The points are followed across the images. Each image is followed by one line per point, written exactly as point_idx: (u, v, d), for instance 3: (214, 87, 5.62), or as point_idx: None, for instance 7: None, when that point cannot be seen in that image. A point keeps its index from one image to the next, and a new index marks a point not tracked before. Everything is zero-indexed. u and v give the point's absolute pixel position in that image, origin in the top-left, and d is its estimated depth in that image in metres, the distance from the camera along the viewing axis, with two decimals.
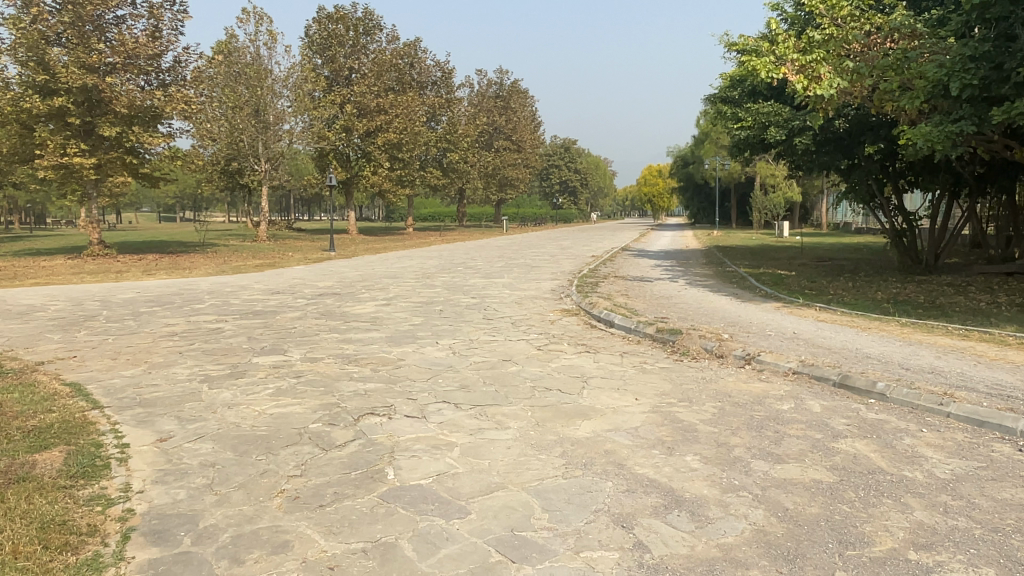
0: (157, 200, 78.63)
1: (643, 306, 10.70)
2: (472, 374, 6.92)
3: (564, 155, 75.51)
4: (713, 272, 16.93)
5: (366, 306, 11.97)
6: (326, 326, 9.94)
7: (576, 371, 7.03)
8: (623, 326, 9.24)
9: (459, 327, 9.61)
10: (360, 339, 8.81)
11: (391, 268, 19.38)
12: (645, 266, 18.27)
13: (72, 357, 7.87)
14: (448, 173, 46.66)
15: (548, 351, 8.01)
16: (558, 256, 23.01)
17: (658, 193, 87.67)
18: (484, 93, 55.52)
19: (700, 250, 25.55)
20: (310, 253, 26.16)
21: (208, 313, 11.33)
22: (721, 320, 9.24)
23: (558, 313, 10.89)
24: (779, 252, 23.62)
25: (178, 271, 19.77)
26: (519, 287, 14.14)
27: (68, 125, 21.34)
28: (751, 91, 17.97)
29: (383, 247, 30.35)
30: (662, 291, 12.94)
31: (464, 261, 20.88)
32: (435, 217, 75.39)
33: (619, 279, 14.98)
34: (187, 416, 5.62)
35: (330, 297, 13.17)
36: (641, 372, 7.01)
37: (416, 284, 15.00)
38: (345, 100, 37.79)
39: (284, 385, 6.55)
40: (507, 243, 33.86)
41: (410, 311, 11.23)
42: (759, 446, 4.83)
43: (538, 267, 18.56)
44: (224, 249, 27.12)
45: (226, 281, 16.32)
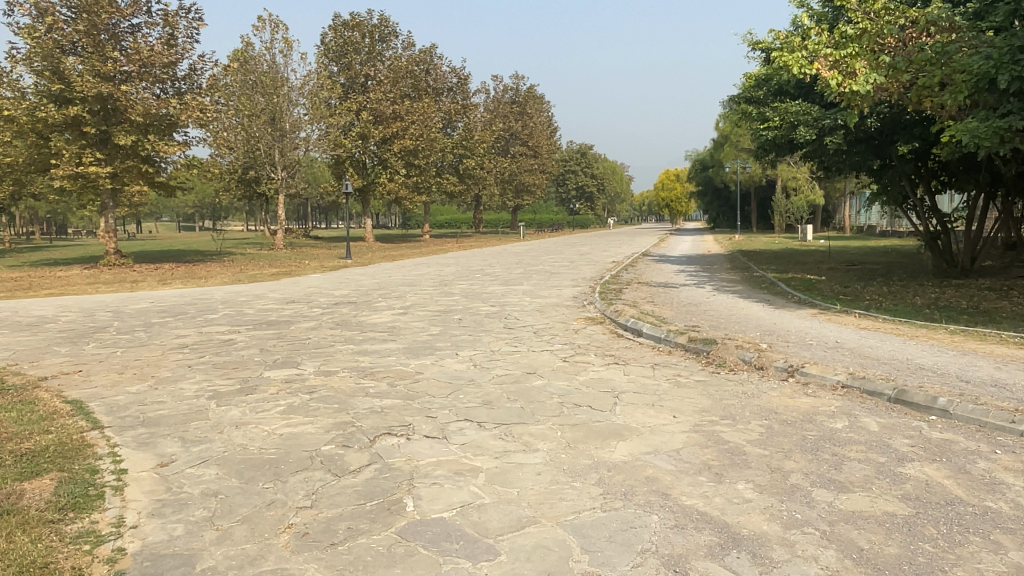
0: (177, 209, 79.32)
1: (672, 313, 10.21)
2: (495, 389, 6.48)
3: (580, 160, 75.03)
4: (741, 277, 16.36)
5: (383, 315, 11.58)
6: (341, 336, 9.56)
7: (607, 385, 6.56)
8: (653, 335, 8.77)
9: (479, 338, 9.18)
10: (377, 351, 8.40)
11: (408, 275, 19.02)
12: (669, 272, 17.75)
13: (77, 372, 7.53)
14: (464, 179, 46.37)
15: (575, 362, 7.55)
16: (578, 262, 22.55)
17: (676, 197, 86.84)
18: (499, 98, 55.25)
19: (723, 254, 24.95)
20: (326, 261, 25.92)
21: (221, 324, 11.00)
22: (757, 329, 8.73)
23: (582, 321, 10.43)
24: (806, 256, 23.00)
25: (194, 280, 19.56)
26: (540, 294, 13.70)
27: (84, 134, 21.28)
28: (778, 90, 17.46)
29: (400, 255, 30.05)
30: (690, 297, 12.43)
31: (482, 268, 20.48)
32: (452, 224, 75.20)
33: (644, 285, 14.48)
34: (192, 437, 5.23)
35: (346, 306, 12.81)
36: (677, 386, 6.53)
37: (434, 292, 14.60)
38: (361, 107, 37.62)
39: (296, 402, 6.14)
40: (525, 249, 33.46)
41: (428, 320, 10.82)
42: (819, 472, 4.34)
43: (558, 273, 18.10)
44: (241, 258, 26.95)
45: (240, 290, 16.05)
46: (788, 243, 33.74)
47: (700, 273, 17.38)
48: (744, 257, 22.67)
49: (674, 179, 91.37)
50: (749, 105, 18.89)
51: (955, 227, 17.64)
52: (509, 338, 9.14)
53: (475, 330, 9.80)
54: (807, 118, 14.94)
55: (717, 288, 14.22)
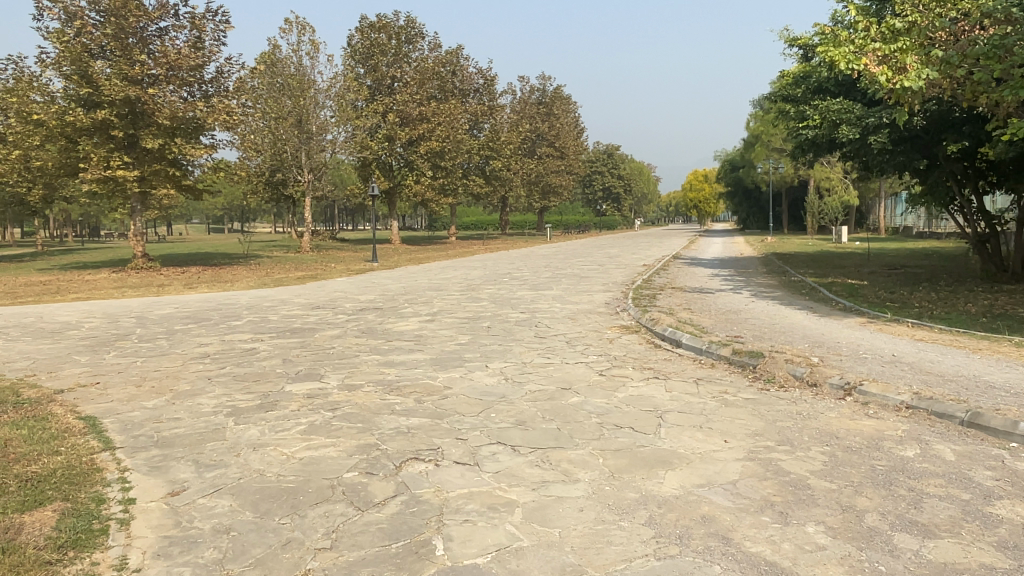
0: (206, 212, 80.19)
1: (711, 322, 9.70)
2: (529, 406, 6.08)
3: (607, 161, 74.29)
4: (779, 282, 15.75)
5: (410, 322, 11.22)
6: (366, 345, 9.22)
7: (648, 403, 6.12)
8: (693, 346, 8.30)
9: (510, 348, 8.78)
10: (403, 362, 8.03)
11: (434, 280, 18.69)
12: (703, 276, 17.18)
13: (94, 385, 7.27)
14: (491, 180, 46.04)
15: (613, 376, 7.12)
16: (608, 265, 22.04)
17: (705, 198, 85.64)
18: (526, 99, 54.84)
19: (756, 257, 24.25)
20: (353, 264, 25.71)
21: (244, 331, 10.74)
22: (805, 340, 8.22)
23: (616, 330, 9.99)
24: (845, 259, 22.21)
25: (220, 284, 19.44)
26: (570, 300, 13.25)
27: (112, 138, 21.33)
28: (817, 88, 16.80)
29: (427, 257, 29.81)
30: (728, 304, 11.89)
31: (510, 272, 20.09)
32: (478, 225, 74.96)
33: (678, 290, 13.98)
34: (206, 460, 4.88)
35: (372, 312, 12.49)
36: (725, 405, 6.05)
37: (461, 298, 14.23)
38: (388, 109, 37.47)
39: (318, 420, 5.79)
40: (552, 252, 33.03)
41: (456, 328, 10.44)
42: (897, 513, 3.86)
43: (588, 278, 17.63)
44: (268, 261, 26.91)
45: (265, 295, 15.85)
46: (823, 245, 32.88)
47: (736, 278, 16.78)
48: (779, 260, 21.97)
49: (702, 179, 90.14)
50: (786, 102, 18.24)
51: (1004, 230, 16.86)
52: (540, 349, 8.72)
53: (505, 339, 9.40)
54: (849, 117, 14.30)
55: (755, 293, 13.65)
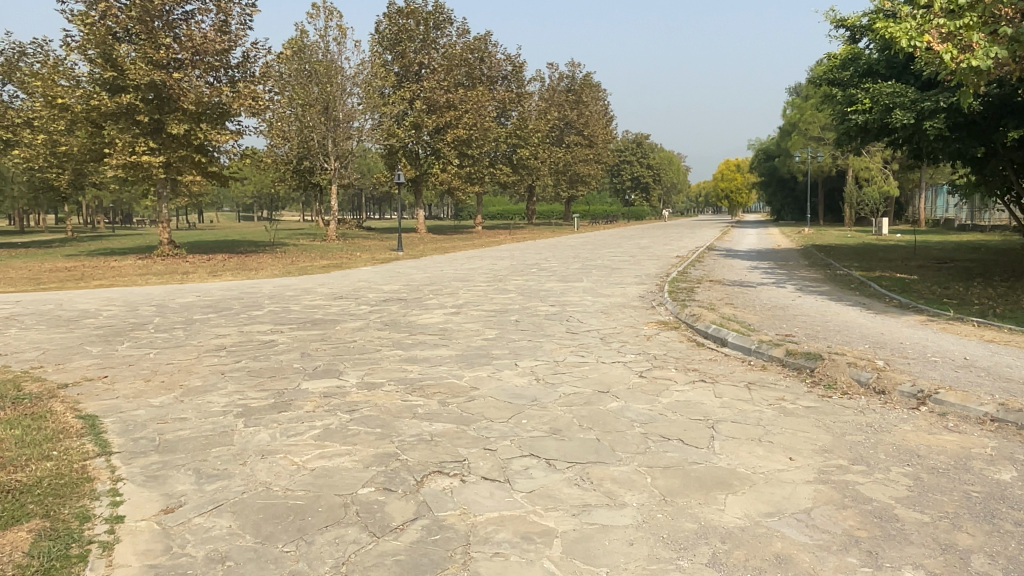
0: (235, 200, 80.64)
1: (758, 320, 9.04)
2: (564, 411, 5.52)
3: (637, 150, 73.04)
4: (823, 275, 14.97)
5: (435, 315, 10.72)
6: (389, 340, 8.73)
7: (697, 411, 5.52)
8: (741, 346, 7.68)
9: (542, 344, 8.22)
10: (428, 359, 7.51)
11: (461, 270, 18.18)
12: (741, 269, 16.44)
13: (101, 378, 6.88)
14: (518, 169, 45.41)
15: (655, 378, 6.52)
16: (639, 256, 21.34)
17: (736, 188, 83.98)
18: (555, 87, 54.01)
19: (794, 249, 23.33)
20: (378, 253, 25.32)
21: (263, 322, 10.33)
22: (864, 342, 7.54)
23: (655, 326, 9.38)
24: (889, 252, 21.23)
25: (244, 272, 19.15)
26: (603, 293, 12.65)
27: (138, 123, 21.17)
28: (867, 70, 15.90)
29: (453, 247, 29.34)
30: (773, 299, 11.19)
31: (538, 262, 19.51)
32: (505, 215, 74.35)
33: (717, 284, 13.31)
34: (208, 470, 4.41)
35: (396, 304, 12.01)
36: (784, 415, 5.43)
37: (489, 289, 13.68)
38: (415, 96, 36.98)
39: (333, 423, 5.28)
40: (580, 242, 32.35)
41: (484, 321, 9.90)
42: (1011, 556, 3.24)
43: (620, 269, 16.98)
44: (294, 249, 26.69)
45: (288, 284, 15.49)
46: (862, 237, 31.77)
47: (776, 270, 16.01)
48: (819, 253, 21.07)
49: (733, 169, 88.38)
50: (833, 86, 17.34)
51: None
52: (574, 346, 8.15)
53: (536, 334, 8.84)
54: (903, 101, 13.45)
55: (800, 287, 12.91)
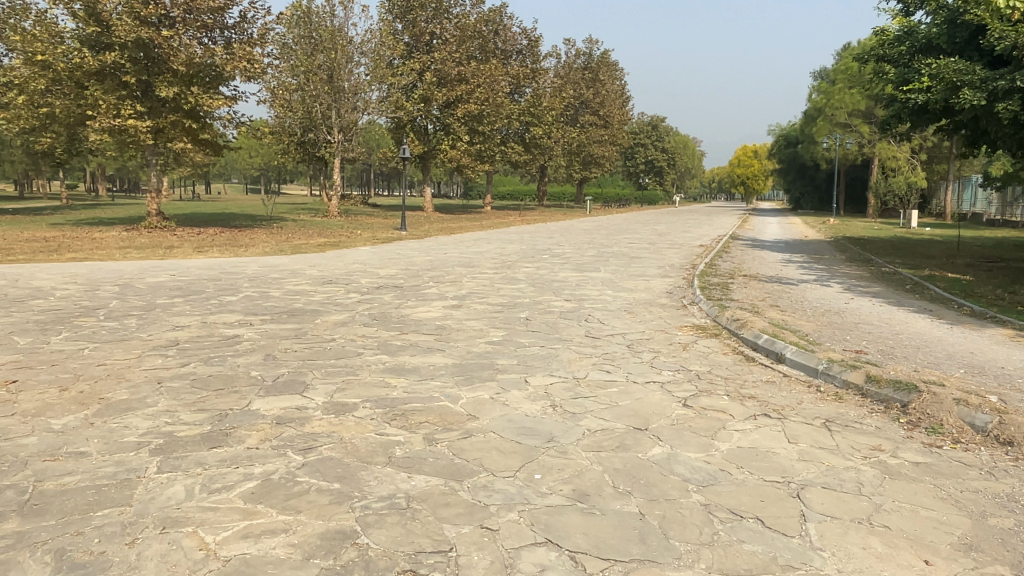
0: (241, 172, 79.22)
1: (815, 330, 7.56)
2: (592, 461, 4.10)
3: (652, 133, 71.01)
4: (869, 273, 13.45)
5: (432, 308, 9.28)
6: (374, 340, 7.30)
7: (771, 468, 4.09)
8: (802, 365, 6.26)
9: (558, 352, 6.80)
10: (418, 369, 6.09)
11: (465, 254, 16.71)
12: (774, 262, 14.95)
13: (7, 385, 5.49)
14: (530, 148, 43.78)
15: (706, 410, 5.09)
16: (659, 243, 19.83)
17: (752, 174, 81.84)
18: (571, 64, 52.08)
19: (824, 241, 21.77)
20: (379, 232, 23.89)
21: (234, 311, 8.93)
22: (957, 365, 6.08)
23: (689, 331, 7.94)
24: (930, 247, 19.64)
25: (232, 248, 17.75)
26: (625, 287, 11.19)
27: (125, 85, 19.75)
28: (925, 46, 14.21)
29: (459, 227, 27.90)
30: (823, 301, 9.69)
31: (549, 248, 18.03)
32: (515, 196, 72.62)
33: (753, 280, 11.81)
34: (75, 556, 3.01)
35: (391, 292, 10.59)
36: (889, 478, 3.99)
37: (495, 278, 12.22)
38: (425, 68, 35.34)
39: (277, 473, 3.88)
40: (593, 226, 30.85)
41: (490, 319, 8.47)
42: None
43: (641, 259, 15.46)
44: (291, 224, 25.34)
45: (275, 264, 14.06)
46: (891, 230, 30.12)
47: (814, 265, 14.51)
48: (853, 246, 19.52)
49: (750, 156, 86.03)
50: (882, 63, 15.63)
51: None
52: (598, 356, 6.72)
53: (551, 339, 7.41)
54: (972, 79, 11.82)
55: (847, 287, 11.40)
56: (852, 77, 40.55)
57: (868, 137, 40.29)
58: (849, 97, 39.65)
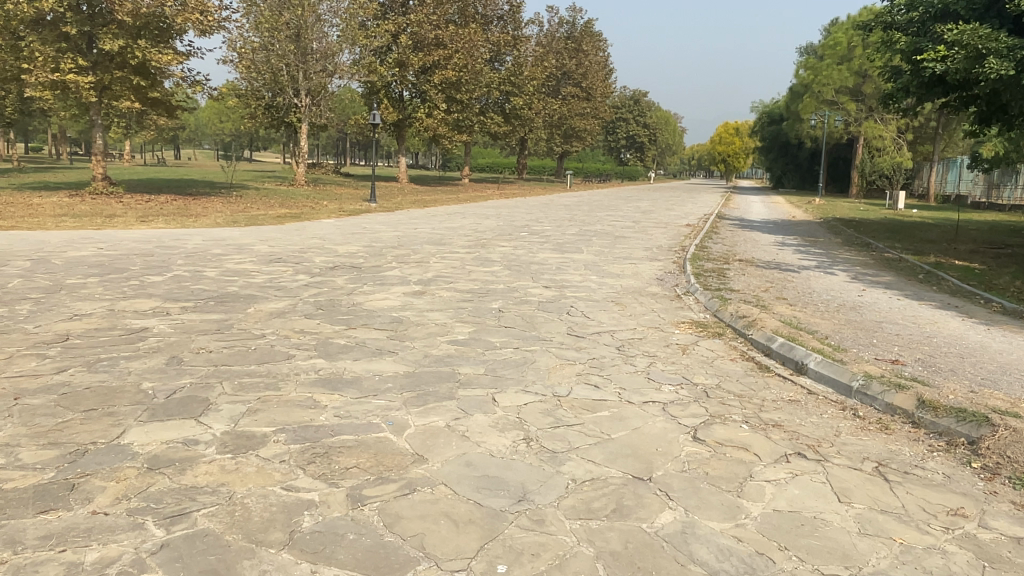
0: (212, 137, 76.40)
1: (837, 332, 6.44)
2: (577, 538, 2.91)
3: (634, 108, 69.54)
4: (873, 259, 12.38)
5: (389, 295, 8.00)
6: (312, 337, 6.01)
7: (828, 549, 2.93)
8: (832, 379, 5.11)
9: (535, 358, 5.58)
10: (357, 381, 4.84)
11: (437, 230, 15.40)
12: (768, 245, 13.83)
13: None
14: (510, 119, 42.21)
15: (724, 446, 3.92)
16: (643, 222, 18.67)
17: (734, 152, 80.83)
18: (553, 34, 50.28)
19: (815, 223, 20.77)
20: (348, 203, 22.41)
21: (154, 294, 7.59)
22: (1020, 384, 4.98)
23: (688, 328, 6.77)
24: (926, 231, 18.68)
25: (182, 219, 16.24)
26: (610, 271, 10.02)
27: (66, 37, 17.95)
28: (941, 11, 12.97)
29: (433, 200, 26.44)
30: (834, 292, 8.57)
31: (527, 225, 16.76)
32: (494, 168, 71.05)
33: (750, 266, 10.68)
34: None
35: (346, 274, 9.28)
36: (990, 568, 2.86)
37: (467, 259, 10.97)
38: (400, 30, 33.58)
39: (117, 563, 2.63)
40: (573, 202, 29.62)
41: (457, 310, 7.25)
42: None
43: (626, 239, 14.24)
44: (253, 193, 23.74)
45: (224, 238, 12.65)
46: (879, 211, 29.23)
47: (813, 249, 13.41)
48: (848, 228, 18.51)
49: (732, 133, 84.87)
50: (891, 31, 14.39)
51: None
52: (583, 362, 5.51)
53: (526, 339, 6.19)
54: (998, 46, 10.75)
55: (854, 274, 10.33)
56: (840, 52, 39.18)
57: (855, 115, 39.21)
58: (836, 73, 38.33)
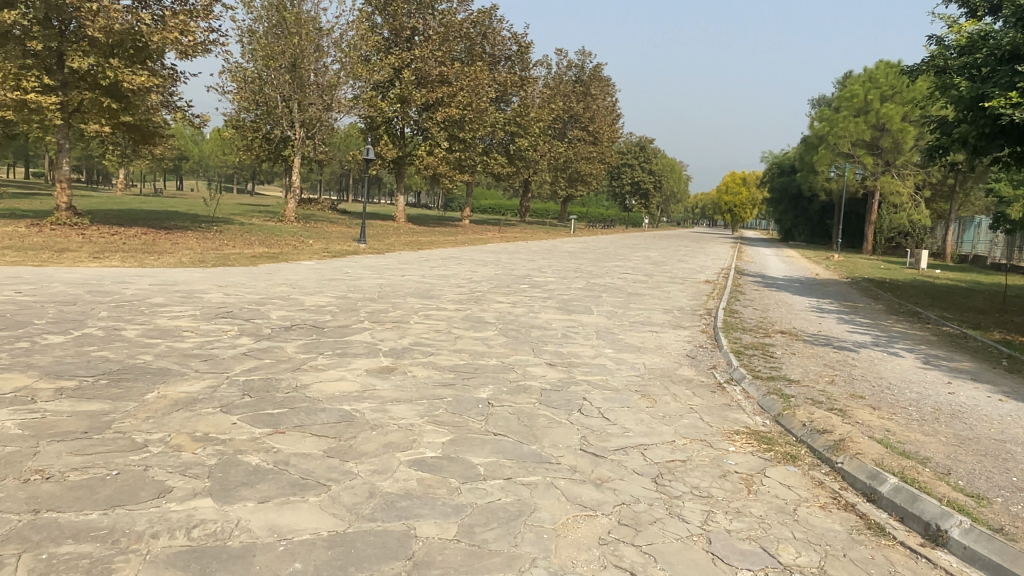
0: (213, 170, 75.34)
1: (961, 462, 4.58)
2: None
3: (640, 154, 68.49)
4: (931, 333, 10.59)
5: (347, 372, 6.16)
6: (215, 451, 4.15)
7: None
8: (999, 567, 3.29)
9: (534, 502, 3.73)
10: (243, 556, 2.98)
11: (427, 278, 13.62)
12: (805, 312, 12.03)
13: None
14: (514, 161, 40.90)
15: None
16: (658, 276, 16.94)
17: (740, 202, 79.64)
18: (561, 77, 49.36)
19: (842, 283, 19.08)
20: (335, 243, 20.74)
21: (35, 366, 5.74)
22: None
23: (747, 446, 4.90)
24: (969, 298, 16.90)
25: (143, 256, 14.52)
26: (629, 343, 8.20)
27: (32, 53, 16.49)
28: (1010, 54, 11.43)
29: (429, 242, 24.78)
30: (916, 387, 6.73)
31: (528, 275, 15.02)
32: (497, 210, 69.94)
33: (796, 341, 8.87)
34: None
35: (301, 336, 7.45)
36: None
37: (456, 319, 9.14)
38: (404, 65, 32.41)
39: None
40: (578, 249, 27.99)
41: (433, 402, 5.39)
42: None
43: (641, 298, 12.45)
44: (235, 228, 22.12)
45: (177, 283, 10.86)
46: (903, 271, 27.53)
47: (857, 319, 11.62)
48: (882, 292, 16.75)
49: (739, 183, 83.77)
50: (946, 75, 12.88)
51: None
52: (606, 514, 3.64)
53: (523, 461, 4.32)
54: None
55: (923, 356, 8.51)
56: (857, 105, 37.87)
57: (872, 169, 37.80)
58: (853, 125, 36.88)
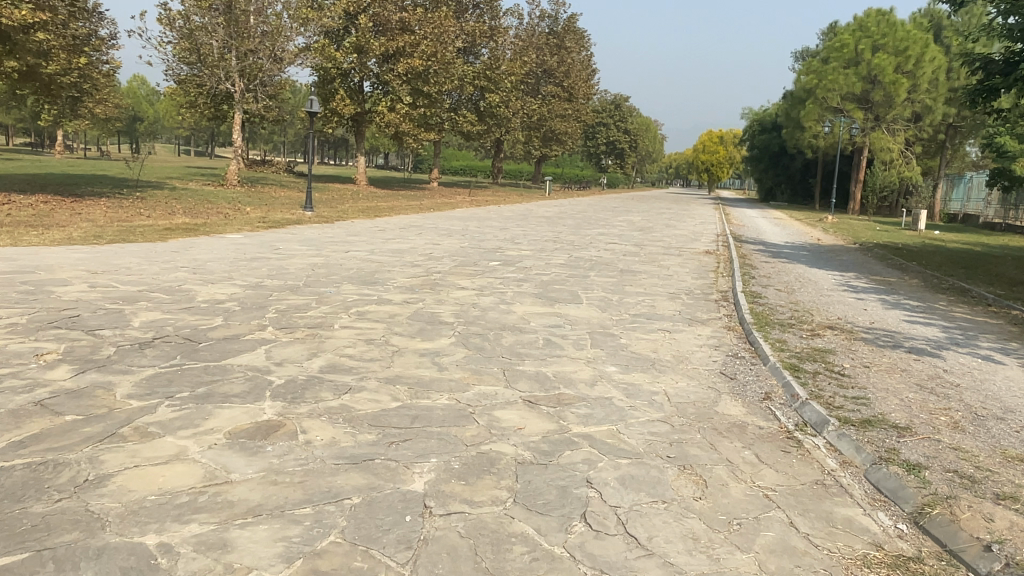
0: (166, 128, 70.80)
1: None
2: None
3: (615, 112, 65.65)
4: (1004, 320, 8.43)
5: (196, 438, 3.68)
6: None
7: None
8: None
9: None
10: None
11: (374, 255, 11.12)
12: (839, 292, 9.82)
13: None
14: (484, 118, 38.02)
15: None
16: (650, 246, 14.60)
17: (717, 161, 77.19)
18: (534, 28, 46.15)
19: (852, 249, 16.94)
20: (277, 210, 18.04)
21: None
22: None
23: None
24: (1001, 265, 14.84)
25: (26, 230, 11.81)
26: (640, 355, 5.84)
27: None
28: None
29: (389, 208, 22.12)
30: None
31: (499, 249, 12.60)
32: (468, 171, 66.89)
33: (855, 342, 6.62)
34: None
35: (155, 361, 4.96)
36: None
37: (400, 319, 6.69)
38: (359, 10, 29.33)
39: None
40: (554, 213, 25.53)
41: (322, 511, 3.00)
42: None
43: (638, 277, 10.10)
44: (162, 193, 19.32)
45: (33, 269, 8.21)
46: (903, 232, 25.58)
47: (903, 300, 9.43)
48: (904, 260, 14.63)
49: (717, 140, 81.24)
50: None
51: None
52: None
53: None
54: None
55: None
56: (847, 56, 35.58)
57: (862, 124, 35.72)
58: (843, 78, 34.74)
